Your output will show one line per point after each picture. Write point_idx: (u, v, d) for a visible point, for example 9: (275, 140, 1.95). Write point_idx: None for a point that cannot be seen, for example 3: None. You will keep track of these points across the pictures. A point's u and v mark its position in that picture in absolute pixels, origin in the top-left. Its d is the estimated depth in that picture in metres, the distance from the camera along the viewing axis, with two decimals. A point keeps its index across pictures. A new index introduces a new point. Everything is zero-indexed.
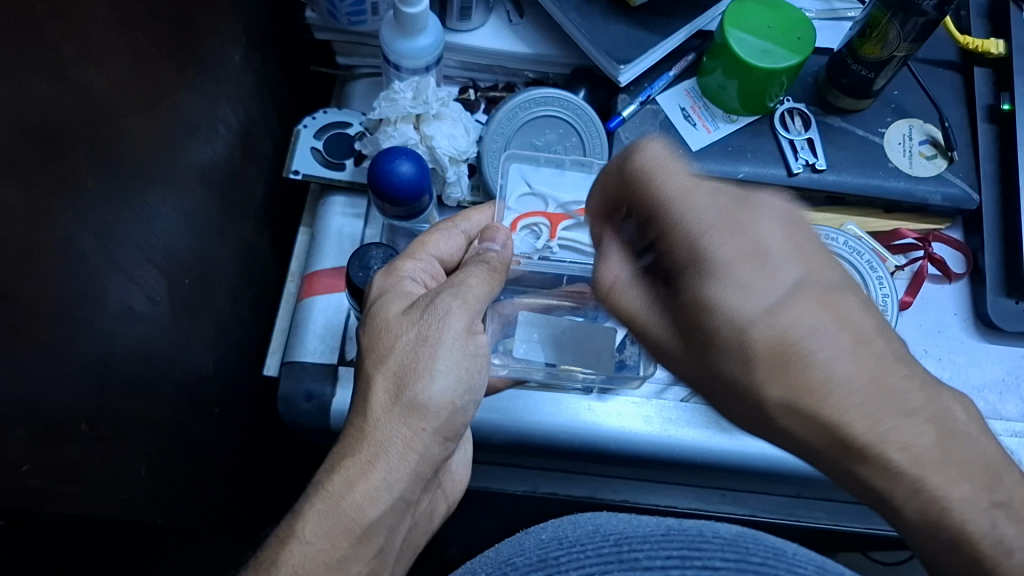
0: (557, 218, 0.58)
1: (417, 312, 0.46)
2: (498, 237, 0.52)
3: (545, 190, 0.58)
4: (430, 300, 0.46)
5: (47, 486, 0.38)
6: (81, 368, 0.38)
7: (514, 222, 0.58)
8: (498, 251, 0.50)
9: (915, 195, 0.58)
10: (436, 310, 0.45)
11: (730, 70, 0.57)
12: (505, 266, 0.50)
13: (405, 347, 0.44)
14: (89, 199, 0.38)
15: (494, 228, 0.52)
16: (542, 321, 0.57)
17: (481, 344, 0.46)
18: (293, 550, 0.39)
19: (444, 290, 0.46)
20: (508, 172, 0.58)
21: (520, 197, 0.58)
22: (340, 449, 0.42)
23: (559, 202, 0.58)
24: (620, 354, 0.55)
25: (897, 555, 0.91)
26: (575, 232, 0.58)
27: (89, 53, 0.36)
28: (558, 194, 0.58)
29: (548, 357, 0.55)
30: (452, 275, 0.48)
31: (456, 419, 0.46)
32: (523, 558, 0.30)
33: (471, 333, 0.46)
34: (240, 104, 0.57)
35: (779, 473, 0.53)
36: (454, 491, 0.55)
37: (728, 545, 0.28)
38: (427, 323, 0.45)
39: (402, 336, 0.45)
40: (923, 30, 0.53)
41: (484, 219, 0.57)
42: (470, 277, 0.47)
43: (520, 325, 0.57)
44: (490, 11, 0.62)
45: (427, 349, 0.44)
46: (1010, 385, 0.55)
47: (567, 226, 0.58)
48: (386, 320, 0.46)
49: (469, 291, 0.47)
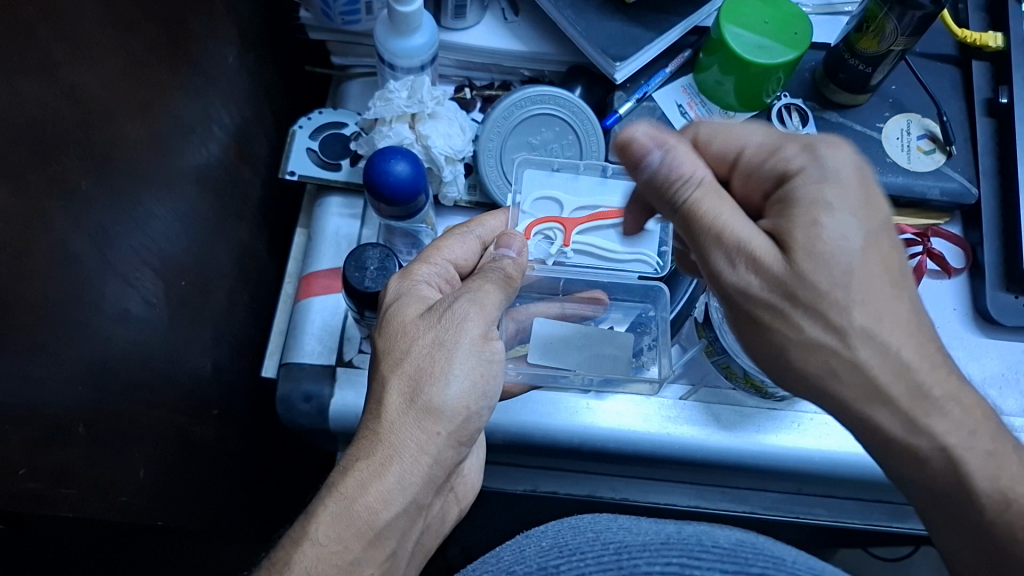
0: (573, 224, 0.56)
1: (434, 316, 0.45)
2: (514, 245, 0.50)
3: (557, 194, 0.57)
4: (447, 305, 0.46)
5: (45, 490, 0.38)
6: (76, 376, 0.38)
7: (528, 229, 0.56)
8: (513, 258, 0.49)
9: (914, 189, 0.58)
10: (453, 314, 0.45)
11: (727, 66, 0.57)
12: (520, 274, 0.49)
13: (422, 350, 0.44)
14: (83, 201, 0.37)
15: (509, 235, 0.51)
16: (558, 330, 0.57)
17: (497, 350, 0.46)
18: (306, 552, 0.39)
19: (462, 294, 0.46)
20: (522, 177, 0.57)
21: (536, 201, 0.57)
22: (355, 452, 0.42)
23: (573, 206, 0.56)
24: (636, 360, 0.56)
25: (898, 551, 0.91)
26: (591, 236, 0.56)
27: (80, 54, 0.36)
28: (575, 200, 0.57)
29: (565, 365, 0.54)
30: (468, 279, 0.48)
31: (470, 423, 0.45)
32: (523, 566, 0.30)
33: (487, 338, 0.46)
34: (235, 105, 0.57)
35: (780, 471, 0.53)
36: (467, 495, 0.55)
37: (728, 554, 0.28)
38: (443, 327, 0.45)
39: (419, 339, 0.45)
40: (921, 24, 0.52)
41: (500, 225, 0.54)
42: (486, 282, 0.47)
43: (535, 336, 0.56)
44: (485, 9, 0.62)
45: (443, 353, 0.44)
46: (1011, 379, 0.55)
47: (582, 231, 0.56)
48: (403, 324, 0.45)
49: (486, 297, 0.47)
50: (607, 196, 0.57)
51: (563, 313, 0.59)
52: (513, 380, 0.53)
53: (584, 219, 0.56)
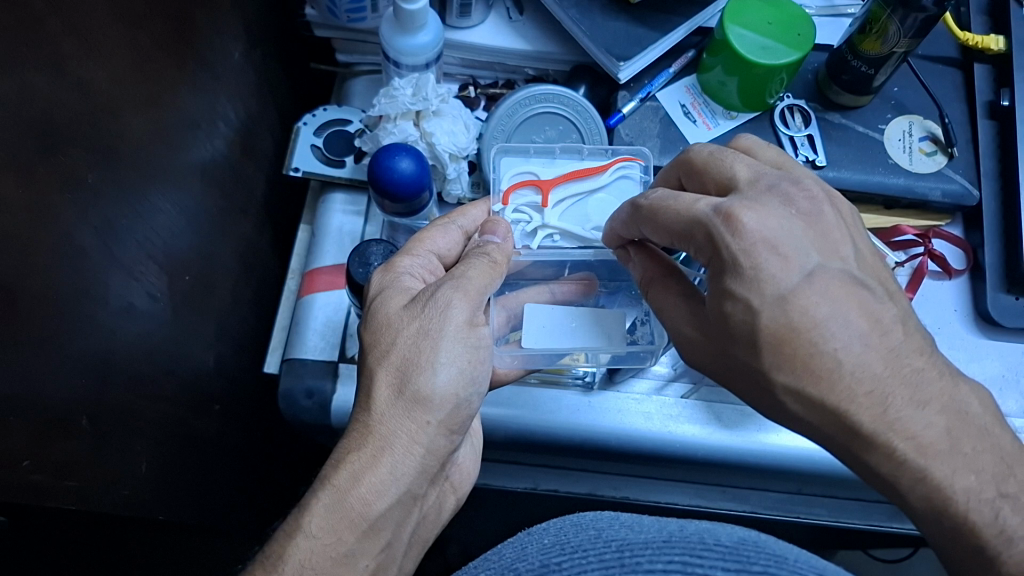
0: (551, 185, 0.53)
1: (417, 305, 0.45)
2: (500, 232, 0.50)
3: (536, 168, 0.54)
4: (430, 294, 0.46)
5: (48, 483, 0.39)
6: (80, 369, 0.38)
7: (505, 201, 0.53)
8: (498, 244, 0.49)
9: (916, 191, 0.58)
10: (437, 303, 0.45)
11: (730, 67, 0.57)
12: (506, 259, 0.49)
13: (407, 340, 0.44)
14: (89, 194, 0.38)
15: (493, 221, 0.50)
16: (551, 310, 0.52)
17: (484, 336, 0.46)
18: (300, 544, 0.39)
19: (445, 282, 0.46)
20: (499, 164, 0.55)
21: (512, 173, 0.54)
22: (347, 444, 0.42)
23: (550, 173, 0.54)
24: (629, 334, 0.52)
25: (898, 553, 0.91)
26: (567, 204, 0.54)
27: (87, 48, 0.36)
28: (551, 168, 0.54)
29: (561, 345, 0.50)
30: (452, 267, 0.48)
31: (460, 411, 0.45)
32: (525, 563, 0.30)
33: (473, 325, 0.46)
34: (240, 102, 0.57)
35: (779, 470, 0.53)
36: (462, 484, 0.54)
37: (729, 553, 0.28)
38: (427, 316, 0.45)
39: (402, 330, 0.45)
40: (924, 26, 0.52)
41: (482, 215, 0.54)
42: (470, 268, 0.47)
43: (525, 318, 0.52)
44: (490, 8, 0.62)
45: (429, 342, 0.44)
46: (1011, 381, 0.55)
47: (559, 198, 0.53)
48: (386, 316, 0.45)
49: (469, 284, 0.46)
50: (581, 162, 0.55)
51: (554, 298, 0.54)
52: (509, 366, 0.51)
53: (561, 183, 0.53)
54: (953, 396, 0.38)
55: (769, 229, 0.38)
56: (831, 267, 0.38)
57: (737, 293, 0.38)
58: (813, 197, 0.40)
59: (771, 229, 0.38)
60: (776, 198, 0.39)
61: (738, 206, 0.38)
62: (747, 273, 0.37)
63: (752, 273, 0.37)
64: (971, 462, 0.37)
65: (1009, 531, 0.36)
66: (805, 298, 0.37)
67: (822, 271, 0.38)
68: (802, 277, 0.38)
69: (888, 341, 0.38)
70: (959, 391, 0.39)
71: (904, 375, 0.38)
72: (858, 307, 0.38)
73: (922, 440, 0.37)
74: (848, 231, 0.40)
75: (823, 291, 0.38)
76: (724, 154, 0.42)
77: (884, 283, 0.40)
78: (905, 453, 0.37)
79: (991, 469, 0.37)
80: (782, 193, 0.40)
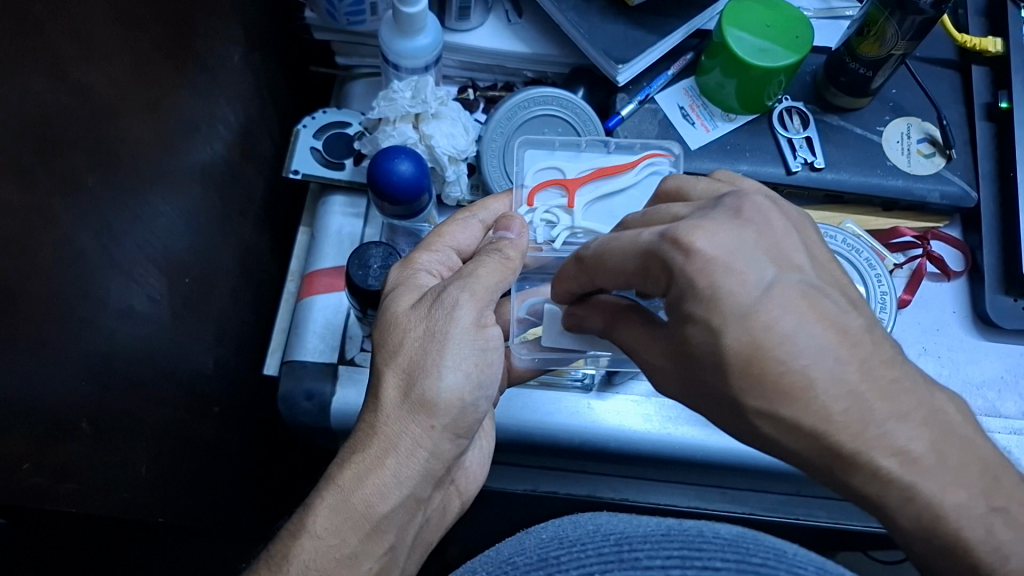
0: (577, 185, 0.54)
1: (424, 307, 0.46)
2: (514, 227, 0.50)
3: (561, 165, 0.55)
4: (438, 294, 0.46)
5: (46, 485, 0.39)
6: (81, 368, 0.39)
7: (531, 202, 0.53)
8: (513, 240, 0.49)
9: (914, 193, 0.59)
10: (444, 304, 0.45)
11: (728, 69, 0.57)
12: (519, 255, 0.48)
13: (414, 342, 0.44)
14: (88, 197, 0.38)
15: (508, 217, 0.50)
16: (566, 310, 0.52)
17: (493, 337, 0.46)
18: (304, 545, 0.39)
19: (453, 282, 0.46)
20: (523, 159, 0.56)
21: (536, 172, 0.55)
22: (352, 445, 0.43)
23: (575, 171, 0.54)
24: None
25: (897, 554, 0.92)
26: (594, 203, 0.54)
27: (87, 51, 0.36)
28: (577, 165, 0.55)
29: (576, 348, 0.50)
30: (464, 265, 0.48)
31: (468, 415, 0.45)
32: (524, 557, 0.30)
33: (480, 325, 0.46)
34: (239, 104, 0.57)
35: (779, 473, 0.53)
36: (468, 488, 0.54)
37: (728, 546, 0.28)
38: (434, 319, 0.45)
39: (410, 332, 0.45)
40: (921, 28, 0.53)
41: (502, 208, 0.55)
42: (481, 267, 0.47)
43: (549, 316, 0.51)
44: (488, 11, 0.62)
45: (435, 345, 0.44)
46: (1010, 383, 0.55)
47: (585, 197, 0.54)
48: (395, 316, 0.46)
49: (478, 283, 0.46)
50: (606, 157, 0.55)
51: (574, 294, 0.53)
52: (528, 365, 0.52)
53: (587, 181, 0.53)
54: (933, 406, 0.35)
55: (721, 247, 0.36)
56: (790, 276, 0.36)
57: (695, 314, 0.36)
58: (778, 215, 0.38)
59: (720, 246, 0.36)
60: (721, 212, 0.38)
61: (685, 230, 0.37)
62: (704, 295, 0.36)
63: (708, 292, 0.36)
64: (959, 476, 0.34)
65: (1004, 548, 0.33)
66: (767, 312, 0.35)
67: (779, 282, 0.36)
68: (760, 292, 0.35)
69: (860, 351, 0.35)
70: (936, 400, 0.36)
71: (886, 387, 0.35)
72: (821, 315, 0.35)
73: (908, 452, 0.34)
74: (801, 238, 0.38)
75: (785, 303, 0.35)
76: (658, 207, 0.42)
77: (845, 290, 0.38)
78: (890, 470, 0.34)
79: (981, 483, 0.34)
80: (729, 208, 0.38)
